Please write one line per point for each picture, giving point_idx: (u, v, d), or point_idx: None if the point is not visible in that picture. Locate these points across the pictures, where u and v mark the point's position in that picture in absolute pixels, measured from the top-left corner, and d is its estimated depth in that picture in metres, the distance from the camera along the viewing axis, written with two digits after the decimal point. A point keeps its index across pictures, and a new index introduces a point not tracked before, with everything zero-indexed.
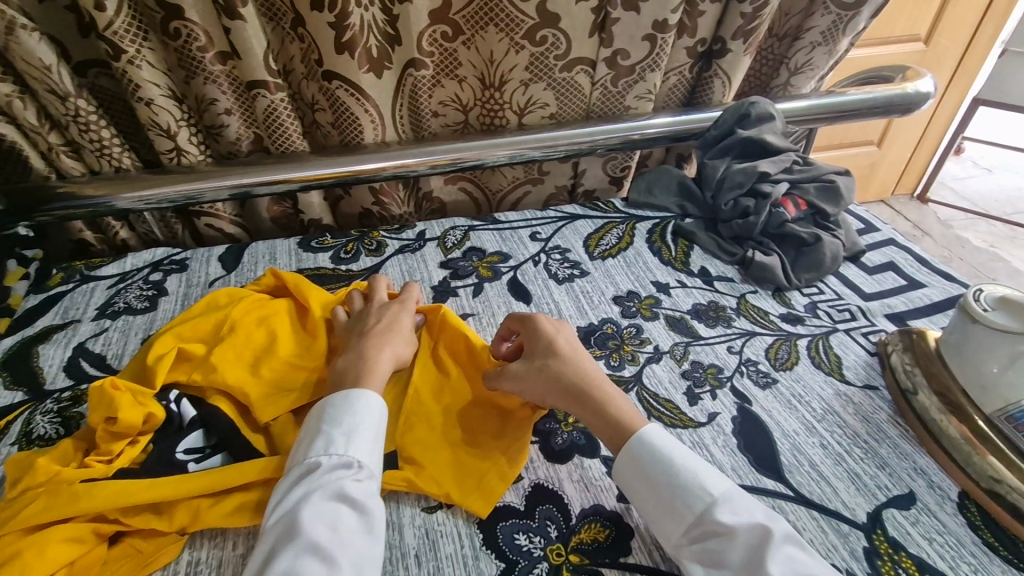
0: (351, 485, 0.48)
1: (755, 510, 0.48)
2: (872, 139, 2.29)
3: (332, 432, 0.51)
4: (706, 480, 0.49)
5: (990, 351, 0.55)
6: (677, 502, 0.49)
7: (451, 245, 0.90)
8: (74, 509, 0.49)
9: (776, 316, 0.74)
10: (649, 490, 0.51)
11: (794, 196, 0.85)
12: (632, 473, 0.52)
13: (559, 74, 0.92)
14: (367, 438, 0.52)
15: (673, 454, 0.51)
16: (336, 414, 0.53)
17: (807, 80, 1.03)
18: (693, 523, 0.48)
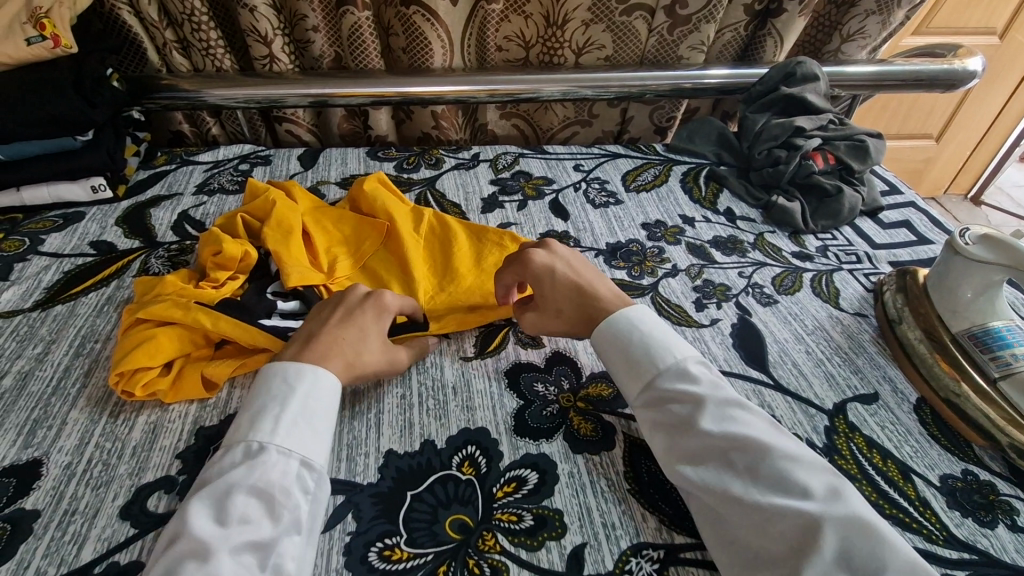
0: (243, 476, 0.46)
1: (704, 381, 0.53)
2: (930, 133, 2.25)
3: (246, 414, 0.51)
4: (666, 354, 0.56)
5: (967, 278, 0.62)
6: (638, 363, 0.56)
7: (502, 166, 1.00)
8: (191, 314, 0.61)
9: (788, 252, 0.82)
10: (621, 361, 0.58)
11: (825, 150, 0.91)
12: (608, 349, 0.59)
13: (618, 18, 0.99)
14: (272, 418, 0.50)
15: (637, 321, 0.59)
16: (256, 395, 0.52)
17: (858, 48, 1.07)
18: (652, 389, 0.55)
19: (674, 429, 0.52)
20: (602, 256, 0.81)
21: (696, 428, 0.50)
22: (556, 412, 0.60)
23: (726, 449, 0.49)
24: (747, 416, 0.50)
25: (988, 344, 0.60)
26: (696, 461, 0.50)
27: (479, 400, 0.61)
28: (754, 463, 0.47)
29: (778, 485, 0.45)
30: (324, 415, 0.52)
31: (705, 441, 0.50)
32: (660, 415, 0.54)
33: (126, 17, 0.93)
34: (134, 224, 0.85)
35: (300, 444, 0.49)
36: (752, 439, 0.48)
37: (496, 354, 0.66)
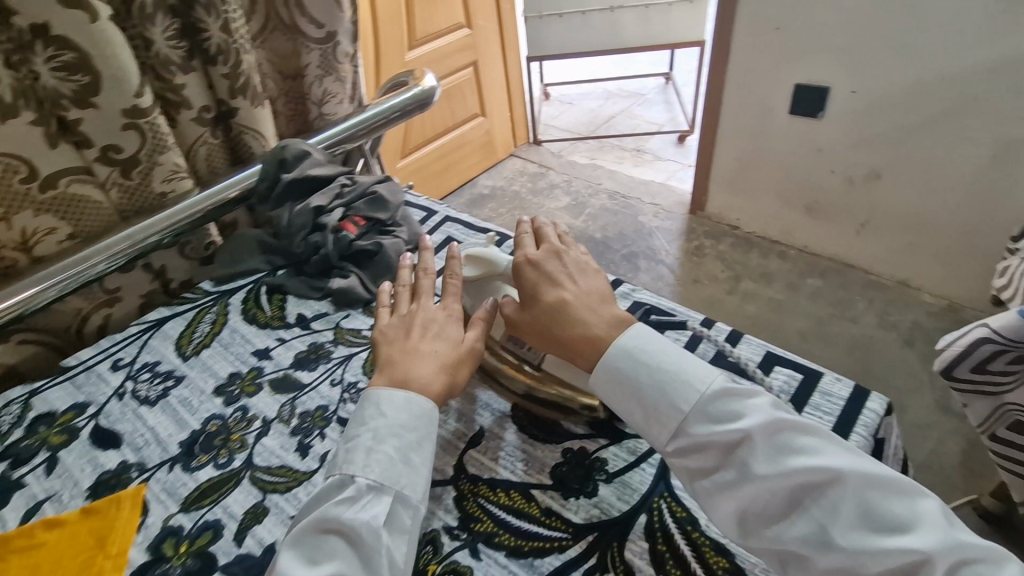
0: (336, 514, 0.50)
1: (745, 413, 0.52)
2: (476, 112, 2.68)
3: (364, 439, 0.55)
4: (658, 395, 0.55)
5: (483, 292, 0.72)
6: (663, 406, 0.54)
7: (7, 427, 0.75)
8: None
9: (367, 329, 0.82)
10: (633, 406, 0.56)
11: (351, 217, 0.93)
12: (614, 394, 0.57)
13: (45, 195, 0.82)
14: (378, 438, 0.55)
15: (646, 354, 0.57)
16: (356, 426, 0.56)
17: (337, 105, 1.14)
18: (684, 437, 0.53)
19: (725, 480, 0.51)
20: (178, 464, 0.67)
21: (761, 477, 0.49)
22: None
23: (794, 488, 0.48)
24: (802, 438, 0.51)
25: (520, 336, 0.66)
26: (773, 510, 0.49)
27: None
28: (839, 500, 0.47)
29: (867, 518, 0.46)
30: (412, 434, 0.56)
31: (779, 484, 0.49)
32: (702, 461, 0.52)
33: None
34: None
35: (397, 477, 0.53)
36: (828, 474, 0.48)
37: None
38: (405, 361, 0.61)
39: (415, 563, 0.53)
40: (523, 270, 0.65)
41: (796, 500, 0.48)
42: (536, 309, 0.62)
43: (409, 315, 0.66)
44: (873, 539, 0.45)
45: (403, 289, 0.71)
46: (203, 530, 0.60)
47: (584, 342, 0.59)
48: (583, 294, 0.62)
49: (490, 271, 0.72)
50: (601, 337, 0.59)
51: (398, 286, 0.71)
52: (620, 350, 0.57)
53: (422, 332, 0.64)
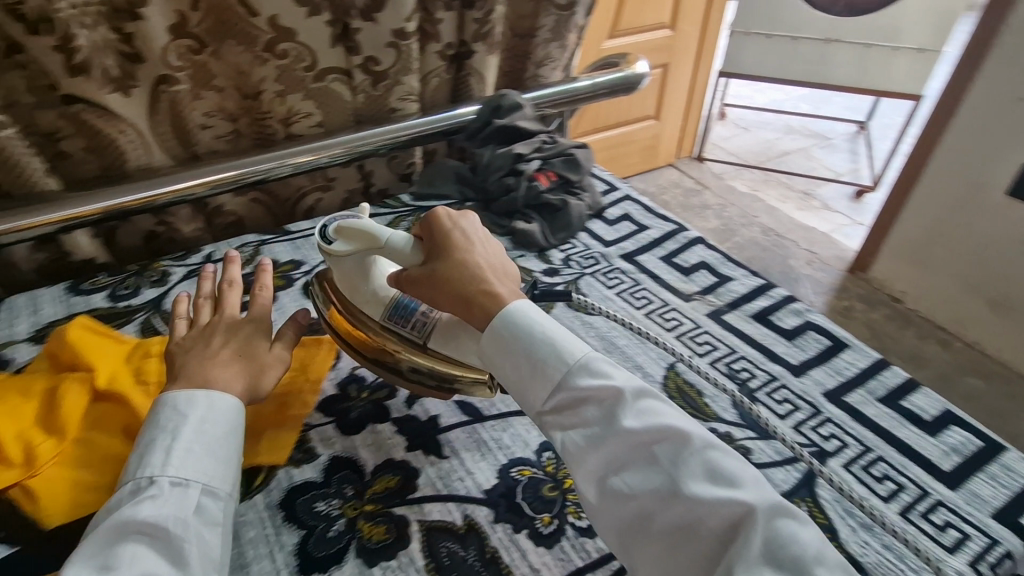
0: (143, 514, 0.47)
1: (616, 371, 0.54)
2: (649, 113, 2.67)
3: (161, 440, 0.51)
4: (542, 346, 0.55)
5: (348, 267, 0.66)
6: (542, 366, 0.55)
7: (241, 262, 0.91)
8: None
9: (538, 271, 0.88)
10: (512, 362, 0.56)
11: (545, 171, 1.00)
12: (499, 349, 0.56)
13: (313, 85, 0.97)
14: (164, 451, 0.50)
15: (531, 322, 0.56)
16: (150, 428, 0.53)
17: (551, 71, 1.21)
18: (562, 391, 0.54)
19: (593, 435, 0.51)
20: None
21: (620, 427, 0.51)
22: (343, 527, 0.55)
23: (650, 443, 0.50)
24: (663, 404, 0.53)
25: (403, 314, 0.65)
26: (624, 468, 0.50)
27: (253, 551, 0.53)
28: (680, 458, 0.49)
29: (709, 473, 0.48)
30: (225, 433, 0.54)
31: (628, 438, 0.50)
32: (570, 419, 0.53)
33: None
34: None
35: (195, 471, 0.50)
36: (675, 432, 0.50)
37: (265, 488, 0.59)
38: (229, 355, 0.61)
39: (555, 472, 0.60)
40: (431, 225, 0.62)
41: (643, 459, 0.50)
42: (436, 267, 0.60)
43: (201, 329, 0.65)
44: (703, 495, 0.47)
45: (206, 301, 0.69)
46: (381, 386, 0.70)
47: (483, 298, 0.58)
48: (496, 257, 0.62)
49: (368, 246, 0.64)
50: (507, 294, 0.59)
51: (199, 298, 0.70)
52: (513, 307, 0.57)
53: (223, 341, 0.63)
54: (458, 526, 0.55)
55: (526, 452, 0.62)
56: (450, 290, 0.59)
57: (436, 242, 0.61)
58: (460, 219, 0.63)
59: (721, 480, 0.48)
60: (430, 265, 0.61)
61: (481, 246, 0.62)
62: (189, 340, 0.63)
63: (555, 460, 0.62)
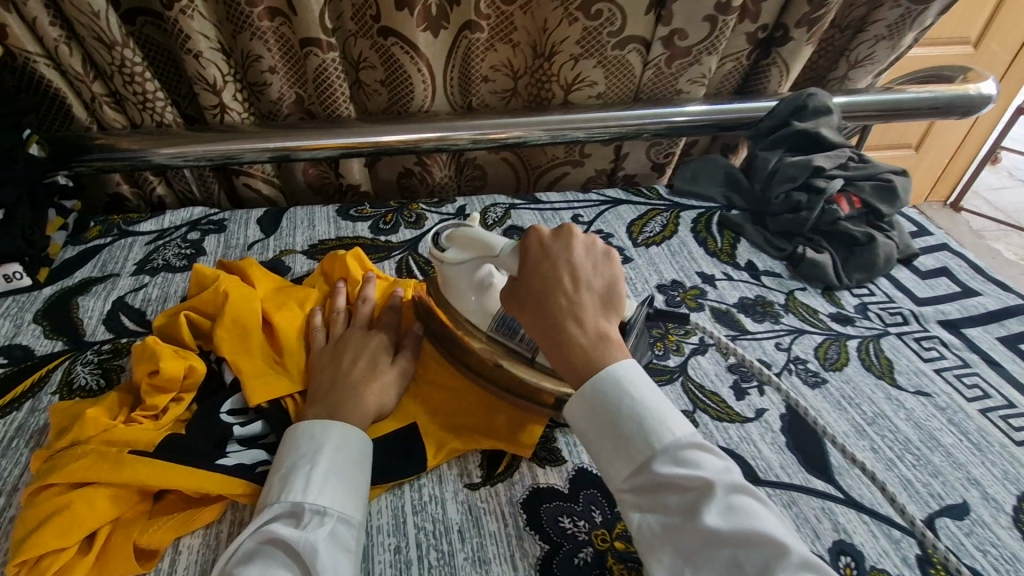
0: (281, 534, 0.43)
1: (707, 455, 0.42)
2: (910, 144, 2.18)
3: (297, 463, 0.47)
4: (632, 411, 0.44)
5: (460, 275, 0.57)
6: (625, 435, 0.44)
7: (492, 222, 0.89)
8: (114, 475, 0.47)
9: (825, 314, 0.72)
10: (595, 427, 0.45)
11: (849, 193, 0.82)
12: (579, 407, 0.46)
13: (611, 52, 0.90)
14: (303, 475, 0.46)
15: (620, 386, 0.45)
16: (283, 452, 0.48)
17: (865, 74, 1.01)
18: (643, 472, 0.43)
19: (666, 521, 0.41)
20: None
21: (699, 523, 0.39)
22: (591, 558, 0.48)
23: (733, 548, 0.38)
24: (756, 500, 0.41)
25: (510, 328, 0.55)
26: (698, 573, 0.39)
27: (494, 548, 0.49)
28: (767, 572, 0.37)
29: None
30: (357, 464, 0.49)
31: (707, 536, 0.39)
32: (648, 502, 0.42)
33: (44, 70, 0.80)
34: (57, 320, 0.70)
35: (333, 499, 0.45)
36: (763, 538, 0.38)
37: (507, 479, 0.54)
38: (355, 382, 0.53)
39: None
40: (532, 250, 0.52)
41: (718, 565, 0.38)
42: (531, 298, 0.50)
43: (338, 341, 0.58)
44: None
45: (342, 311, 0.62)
46: None
47: (570, 337, 0.47)
48: (598, 296, 0.50)
49: (481, 252, 0.55)
50: (588, 345, 0.47)
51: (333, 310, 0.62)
52: (611, 370, 0.45)
53: (353, 361, 0.55)
54: None
55: (817, 547, 0.48)
56: (540, 317, 0.49)
57: (524, 258, 0.52)
58: (564, 240, 0.52)
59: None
60: (515, 283, 0.52)
61: (591, 276, 0.51)
62: (324, 355, 0.57)
63: (857, 569, 0.47)
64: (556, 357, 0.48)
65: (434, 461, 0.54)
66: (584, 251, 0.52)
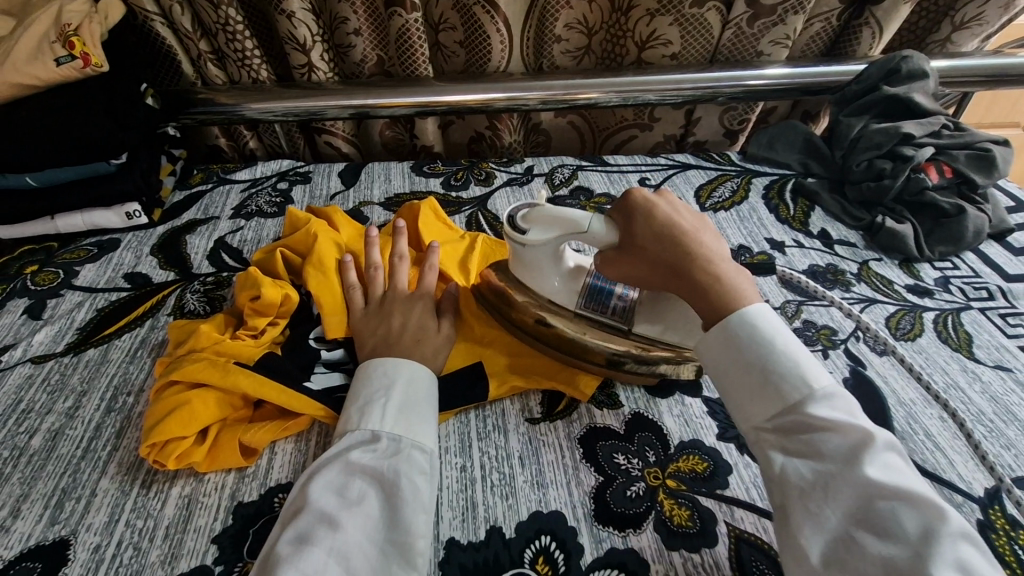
0: (360, 456, 0.47)
1: (863, 413, 0.42)
2: (1020, 122, 1.90)
3: (373, 398, 0.51)
4: (785, 359, 0.44)
5: (542, 258, 0.57)
6: (773, 381, 0.44)
7: (559, 182, 0.91)
8: (224, 381, 0.53)
9: (901, 286, 0.70)
10: (735, 368, 0.46)
11: (939, 162, 0.78)
12: (717, 342, 0.47)
13: (689, 11, 0.89)
14: (378, 406, 0.50)
15: (775, 334, 0.45)
16: (358, 389, 0.53)
17: (970, 37, 0.94)
18: (793, 412, 0.43)
19: (815, 468, 0.40)
20: None
21: (859, 468, 0.39)
22: (643, 492, 0.51)
23: (887, 503, 0.37)
24: (913, 472, 0.40)
25: (601, 300, 0.58)
26: (848, 520, 0.38)
27: (552, 476, 0.52)
28: (930, 531, 0.36)
29: (958, 567, 0.34)
30: (426, 401, 0.52)
31: (863, 482, 0.38)
32: (796, 446, 0.42)
33: (159, 28, 0.88)
34: (169, 254, 0.79)
35: (407, 429, 0.49)
36: (925, 496, 0.37)
37: (566, 417, 0.57)
38: (407, 345, 0.55)
39: None
40: (633, 207, 0.52)
41: (876, 515, 0.37)
42: (653, 250, 0.50)
43: (383, 303, 0.60)
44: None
45: (375, 268, 0.63)
46: None
47: (705, 274, 0.49)
48: (711, 235, 0.52)
49: (562, 234, 0.54)
50: (725, 278, 0.49)
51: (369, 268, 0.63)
52: (749, 308, 0.47)
53: (403, 323, 0.57)
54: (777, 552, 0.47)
55: None
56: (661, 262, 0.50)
57: (622, 214, 0.53)
58: (666, 195, 0.53)
59: None
60: (621, 241, 0.53)
61: (700, 224, 0.53)
62: (372, 321, 0.58)
63: None
64: (697, 300, 0.49)
65: (497, 395, 0.58)
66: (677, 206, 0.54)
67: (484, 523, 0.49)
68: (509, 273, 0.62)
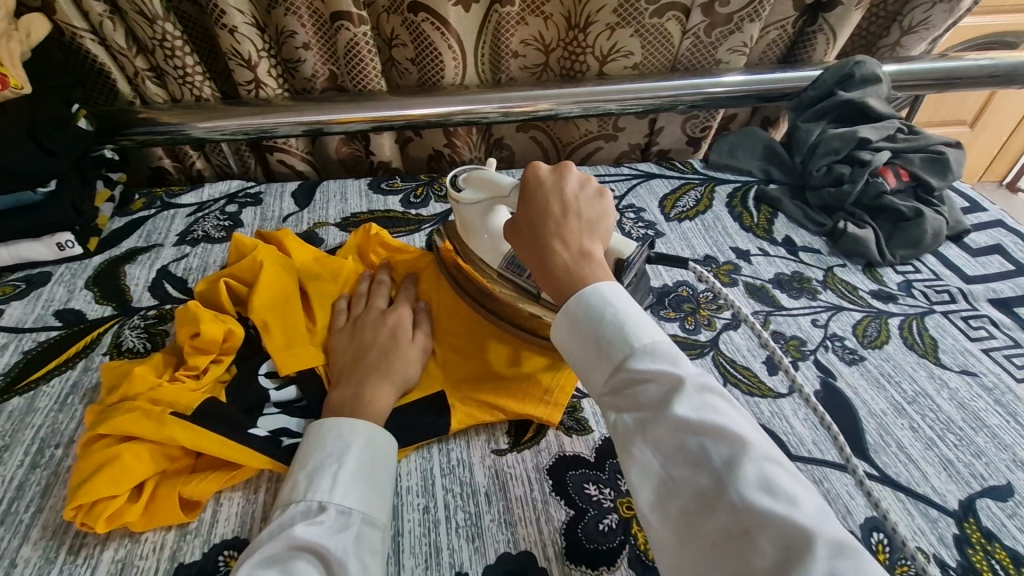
0: (305, 533, 0.40)
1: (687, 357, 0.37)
2: (965, 120, 1.95)
3: (321, 462, 0.45)
4: (609, 316, 0.40)
5: (471, 213, 0.58)
6: (598, 351, 0.40)
7: None
8: (157, 432, 0.48)
9: (865, 291, 0.70)
10: (576, 338, 0.42)
11: (896, 166, 0.78)
12: (557, 326, 0.43)
13: (649, 20, 0.88)
14: (330, 477, 0.44)
15: (603, 299, 0.41)
16: (305, 452, 0.46)
17: (919, 41, 0.95)
18: (617, 372, 0.39)
19: (642, 418, 0.36)
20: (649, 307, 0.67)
21: (668, 413, 0.35)
22: (615, 525, 0.48)
23: (703, 442, 0.33)
24: (731, 401, 0.36)
25: (519, 265, 0.56)
26: (668, 464, 0.34)
27: (520, 514, 0.49)
28: (736, 457, 0.32)
29: (764, 489, 0.31)
30: (381, 466, 0.47)
31: (673, 429, 0.34)
32: (623, 403, 0.38)
33: (91, 47, 0.82)
34: (106, 287, 0.73)
35: (359, 500, 0.44)
36: (733, 427, 0.33)
37: (534, 446, 0.55)
38: (370, 372, 0.53)
39: (891, 568, 0.45)
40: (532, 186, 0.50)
41: (682, 453, 0.34)
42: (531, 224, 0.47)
43: (357, 325, 0.58)
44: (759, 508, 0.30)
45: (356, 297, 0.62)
46: None
47: (552, 253, 0.45)
48: (586, 226, 0.47)
49: (493, 192, 0.56)
50: (571, 265, 0.44)
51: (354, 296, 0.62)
52: (594, 284, 0.42)
53: (372, 343, 0.56)
54: None
55: (849, 523, 0.48)
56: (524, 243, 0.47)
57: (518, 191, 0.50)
58: (559, 175, 0.50)
59: (780, 497, 0.30)
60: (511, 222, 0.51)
61: (583, 208, 0.48)
62: (343, 346, 0.57)
63: (889, 546, 0.47)
64: (541, 274, 0.46)
65: (458, 427, 0.55)
66: (581, 183, 0.50)
67: (450, 569, 0.46)
68: (452, 235, 0.63)
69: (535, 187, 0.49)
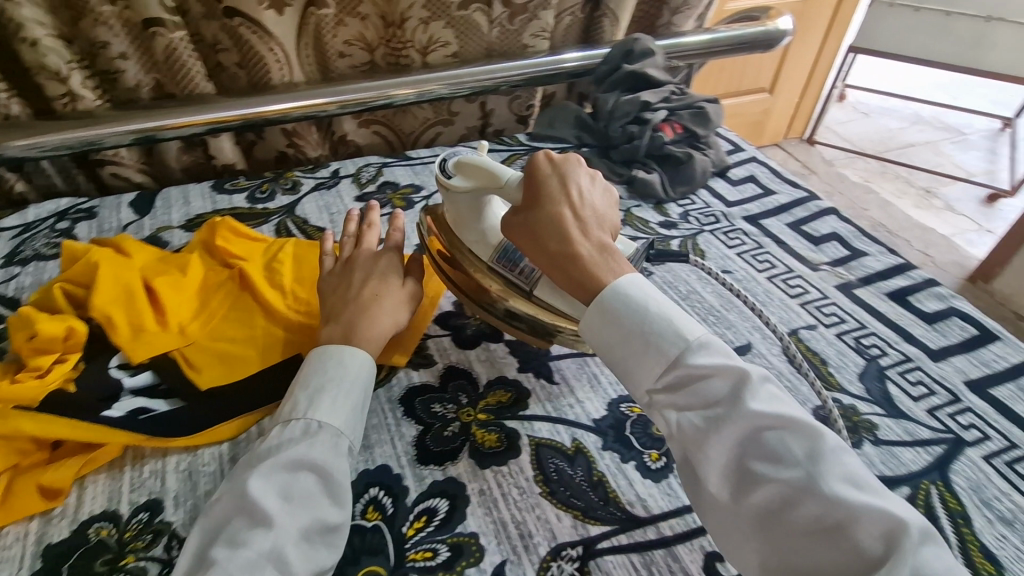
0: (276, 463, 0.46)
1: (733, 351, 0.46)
2: (764, 87, 2.23)
3: (299, 393, 0.51)
4: (658, 319, 0.48)
5: (461, 206, 0.62)
6: (651, 347, 0.47)
7: (366, 180, 0.96)
8: (5, 429, 0.50)
9: (655, 223, 0.86)
10: (613, 336, 0.50)
11: (672, 121, 0.96)
12: (598, 322, 0.50)
13: (457, 12, 0.99)
14: (326, 397, 0.50)
15: (647, 299, 0.49)
16: (306, 377, 0.52)
17: (686, 18, 1.16)
18: (673, 367, 0.46)
19: (714, 416, 0.44)
20: None
21: (744, 409, 0.43)
22: (457, 430, 0.58)
23: (780, 437, 0.42)
24: (782, 392, 0.45)
25: (511, 259, 0.60)
26: (745, 458, 0.43)
27: (377, 437, 0.57)
28: (814, 450, 0.41)
29: (846, 478, 0.40)
30: (360, 386, 0.53)
31: (755, 428, 0.42)
32: (686, 400, 0.46)
33: None
34: None
35: (335, 416, 0.50)
36: (807, 421, 0.42)
37: (386, 383, 0.62)
38: (365, 303, 0.58)
39: None
40: (544, 180, 0.56)
41: (764, 448, 0.42)
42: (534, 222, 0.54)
43: (348, 263, 0.63)
44: (848, 497, 0.39)
45: (345, 239, 0.66)
46: None
47: (576, 255, 0.52)
48: (600, 220, 0.56)
49: (486, 182, 0.59)
50: (597, 260, 0.52)
51: (343, 238, 0.67)
52: (624, 283, 0.50)
53: (363, 281, 0.60)
54: (567, 447, 0.57)
55: None
56: (547, 253, 0.53)
57: (531, 183, 0.56)
58: (561, 170, 0.57)
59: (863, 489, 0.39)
60: (524, 212, 0.56)
61: (601, 208, 0.57)
62: (331, 288, 0.61)
63: None
64: (568, 276, 0.53)
65: None
66: (590, 182, 0.58)
67: None
68: (446, 230, 0.65)
69: (539, 188, 0.56)
